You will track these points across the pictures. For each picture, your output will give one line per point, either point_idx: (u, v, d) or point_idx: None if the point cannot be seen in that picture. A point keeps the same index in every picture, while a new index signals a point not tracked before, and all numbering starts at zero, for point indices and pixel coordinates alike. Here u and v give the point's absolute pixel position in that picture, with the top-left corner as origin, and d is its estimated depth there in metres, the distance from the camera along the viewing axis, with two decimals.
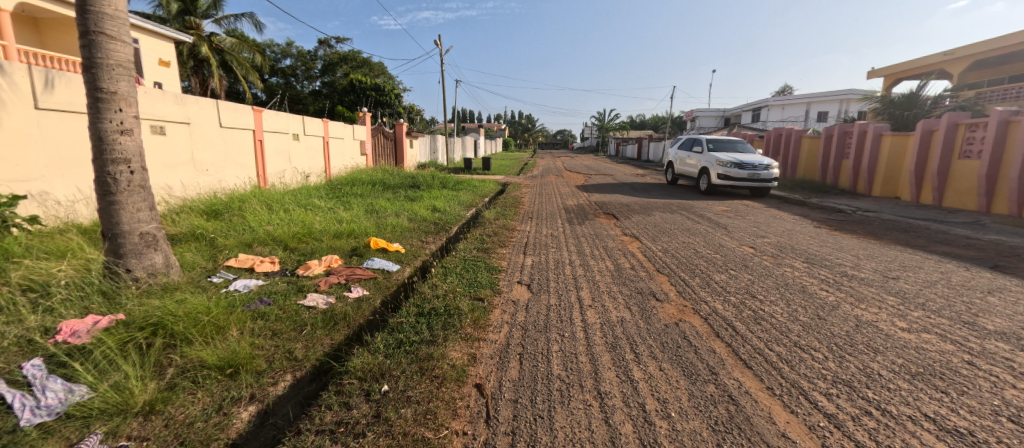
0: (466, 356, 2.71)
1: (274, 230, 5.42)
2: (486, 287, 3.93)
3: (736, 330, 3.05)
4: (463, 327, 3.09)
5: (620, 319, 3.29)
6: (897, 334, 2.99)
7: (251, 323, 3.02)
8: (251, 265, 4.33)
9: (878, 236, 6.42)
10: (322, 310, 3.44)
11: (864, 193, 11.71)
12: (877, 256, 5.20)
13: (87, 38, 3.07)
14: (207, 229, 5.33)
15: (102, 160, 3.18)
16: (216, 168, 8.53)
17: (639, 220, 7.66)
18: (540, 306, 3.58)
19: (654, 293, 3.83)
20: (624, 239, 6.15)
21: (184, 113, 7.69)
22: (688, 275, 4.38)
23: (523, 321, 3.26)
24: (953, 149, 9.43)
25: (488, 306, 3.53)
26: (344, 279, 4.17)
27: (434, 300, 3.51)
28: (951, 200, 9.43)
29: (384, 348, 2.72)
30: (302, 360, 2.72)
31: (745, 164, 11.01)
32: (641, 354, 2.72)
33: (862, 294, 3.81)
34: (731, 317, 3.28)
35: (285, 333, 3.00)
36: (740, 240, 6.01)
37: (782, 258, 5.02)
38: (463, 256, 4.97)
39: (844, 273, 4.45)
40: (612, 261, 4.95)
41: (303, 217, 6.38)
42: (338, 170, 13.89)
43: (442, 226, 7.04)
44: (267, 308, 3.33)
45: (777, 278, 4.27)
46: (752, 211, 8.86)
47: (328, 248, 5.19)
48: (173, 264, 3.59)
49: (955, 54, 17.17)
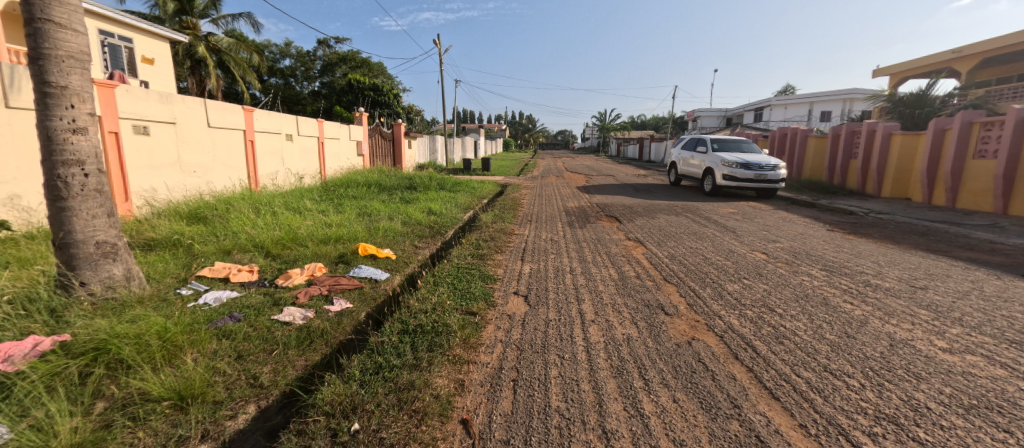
0: (453, 385, 2.38)
1: (255, 235, 5.10)
2: (480, 300, 3.62)
3: (758, 351, 2.72)
4: (452, 347, 2.77)
5: (626, 337, 2.97)
6: (938, 356, 2.65)
7: (214, 344, 2.70)
8: (225, 274, 4.01)
9: (896, 241, 6.07)
10: (298, 326, 3.13)
11: (874, 194, 11.36)
12: (898, 262, 4.86)
13: (32, 26, 2.75)
14: (184, 234, 5.01)
15: (52, 162, 2.87)
16: (204, 170, 8.22)
17: (643, 223, 7.32)
18: (537, 321, 3.25)
19: (662, 307, 3.50)
20: (628, 245, 5.82)
21: (169, 113, 7.38)
22: (699, 284, 4.07)
23: (518, 340, 2.93)
24: (967, 149, 9.09)
25: (481, 322, 3.21)
26: (326, 290, 3.86)
27: (421, 315, 3.19)
28: (965, 201, 9.09)
29: (360, 375, 2.41)
30: (268, 387, 2.41)
31: (751, 165, 10.66)
32: (651, 381, 2.39)
33: (891, 307, 3.47)
34: (750, 335, 2.95)
35: (252, 355, 2.69)
36: (750, 245, 5.67)
37: (798, 266, 4.69)
38: (457, 264, 4.65)
39: (867, 282, 4.12)
40: (616, 269, 4.63)
41: (290, 220, 6.06)
42: (333, 170, 13.59)
43: (436, 229, 6.71)
44: (235, 325, 3.02)
45: (795, 289, 3.94)
46: (760, 213, 8.52)
47: (312, 255, 4.85)
48: (135, 276, 3.27)
49: (964, 51, 16.76)
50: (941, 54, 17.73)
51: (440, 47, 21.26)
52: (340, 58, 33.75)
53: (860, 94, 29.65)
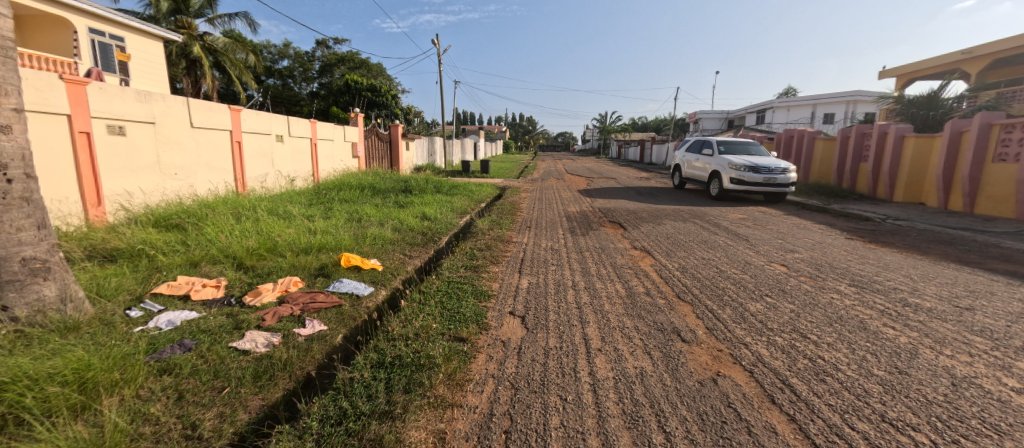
0: (430, 440, 1.94)
1: (228, 245, 4.65)
2: (470, 323, 3.18)
3: (797, 392, 2.29)
4: (434, 385, 2.34)
5: (639, 371, 2.53)
6: (1015, 400, 2.22)
7: (149, 383, 2.29)
8: (186, 291, 3.57)
9: (923, 251, 5.64)
10: (258, 356, 2.69)
11: (885, 199, 10.92)
12: (933, 277, 4.43)
13: None
14: (151, 243, 4.56)
15: None
16: (187, 173, 7.80)
17: (649, 229, 6.88)
18: (535, 350, 2.81)
19: (678, 332, 3.06)
20: (635, 255, 5.36)
21: (148, 112, 6.94)
22: (716, 304, 3.62)
23: (513, 376, 2.49)
24: (986, 152, 8.66)
25: (471, 351, 2.78)
26: (298, 309, 3.41)
27: (400, 344, 2.75)
28: (984, 206, 8.63)
29: (318, 427, 1.98)
30: (208, 438, 1.99)
31: (761, 168, 10.18)
32: (672, 435, 1.97)
33: (940, 334, 3.03)
34: (785, 370, 2.52)
35: (196, 396, 2.26)
36: (766, 256, 5.23)
37: (824, 281, 4.25)
38: (447, 278, 4.21)
39: (905, 302, 3.67)
40: (623, 284, 4.19)
41: (270, 227, 5.62)
42: (326, 173, 13.18)
43: (429, 236, 6.29)
44: (183, 356, 2.58)
45: (827, 309, 3.49)
46: (771, 219, 8.06)
47: (289, 266, 4.41)
48: (73, 298, 2.85)
49: (974, 52, 16.30)
50: (951, 54, 17.27)
51: (438, 48, 20.94)
52: (339, 59, 33.37)
53: (864, 97, 29.28)
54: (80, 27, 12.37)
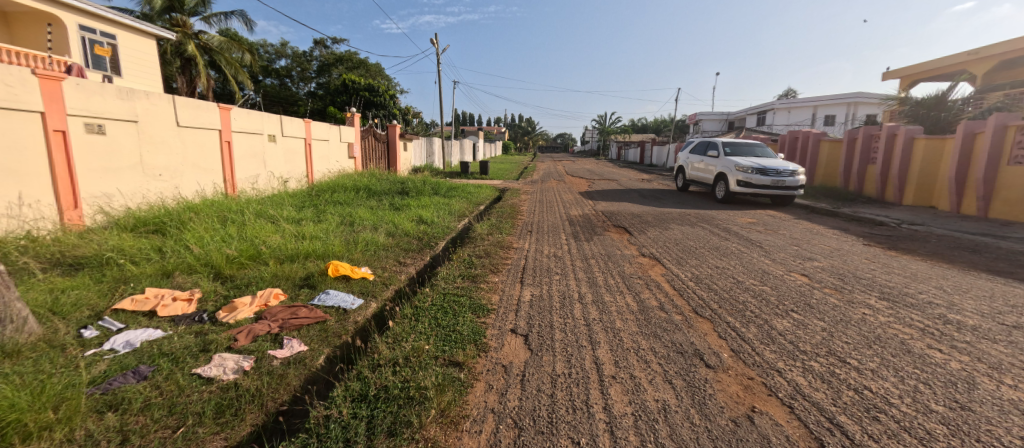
0: None
1: (206, 252, 4.30)
2: (466, 343, 2.85)
3: (849, 434, 1.96)
4: (425, 425, 2.00)
5: (662, 405, 2.20)
6: None
7: (90, 423, 1.96)
8: (152, 307, 3.21)
9: (948, 259, 5.32)
10: (223, 385, 2.34)
11: (895, 202, 10.61)
12: (967, 288, 4.11)
13: None
14: (122, 250, 4.22)
15: None
16: (172, 173, 7.44)
17: (656, 235, 6.56)
18: (540, 377, 2.47)
19: (700, 355, 2.73)
20: (644, 263, 5.04)
21: (130, 109, 6.59)
22: (739, 320, 3.29)
23: (516, 411, 2.15)
24: (1001, 154, 8.34)
25: (467, 378, 2.44)
26: (276, 326, 3.06)
27: (388, 372, 2.42)
28: (999, 211, 8.32)
29: None
30: None
31: (769, 170, 9.82)
32: None
33: (994, 358, 2.70)
34: (829, 405, 2.18)
35: (142, 439, 1.92)
36: (784, 265, 4.89)
37: (851, 293, 3.92)
38: (442, 290, 3.87)
39: (945, 319, 3.34)
40: (634, 296, 3.86)
41: (254, 232, 5.26)
42: (321, 174, 12.81)
43: (425, 242, 5.94)
44: (135, 387, 2.24)
45: (862, 328, 3.15)
46: (783, 224, 7.74)
47: (271, 276, 4.07)
48: (13, 319, 2.54)
49: (980, 53, 15.99)
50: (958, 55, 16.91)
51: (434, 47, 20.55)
52: (337, 58, 33.01)
53: (866, 98, 28.99)
54: (69, 23, 12.00)
